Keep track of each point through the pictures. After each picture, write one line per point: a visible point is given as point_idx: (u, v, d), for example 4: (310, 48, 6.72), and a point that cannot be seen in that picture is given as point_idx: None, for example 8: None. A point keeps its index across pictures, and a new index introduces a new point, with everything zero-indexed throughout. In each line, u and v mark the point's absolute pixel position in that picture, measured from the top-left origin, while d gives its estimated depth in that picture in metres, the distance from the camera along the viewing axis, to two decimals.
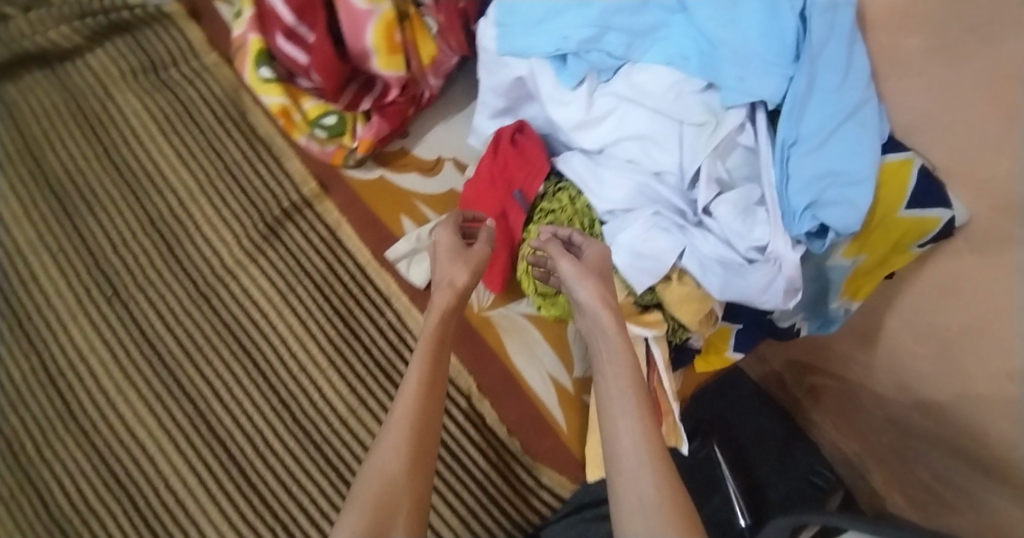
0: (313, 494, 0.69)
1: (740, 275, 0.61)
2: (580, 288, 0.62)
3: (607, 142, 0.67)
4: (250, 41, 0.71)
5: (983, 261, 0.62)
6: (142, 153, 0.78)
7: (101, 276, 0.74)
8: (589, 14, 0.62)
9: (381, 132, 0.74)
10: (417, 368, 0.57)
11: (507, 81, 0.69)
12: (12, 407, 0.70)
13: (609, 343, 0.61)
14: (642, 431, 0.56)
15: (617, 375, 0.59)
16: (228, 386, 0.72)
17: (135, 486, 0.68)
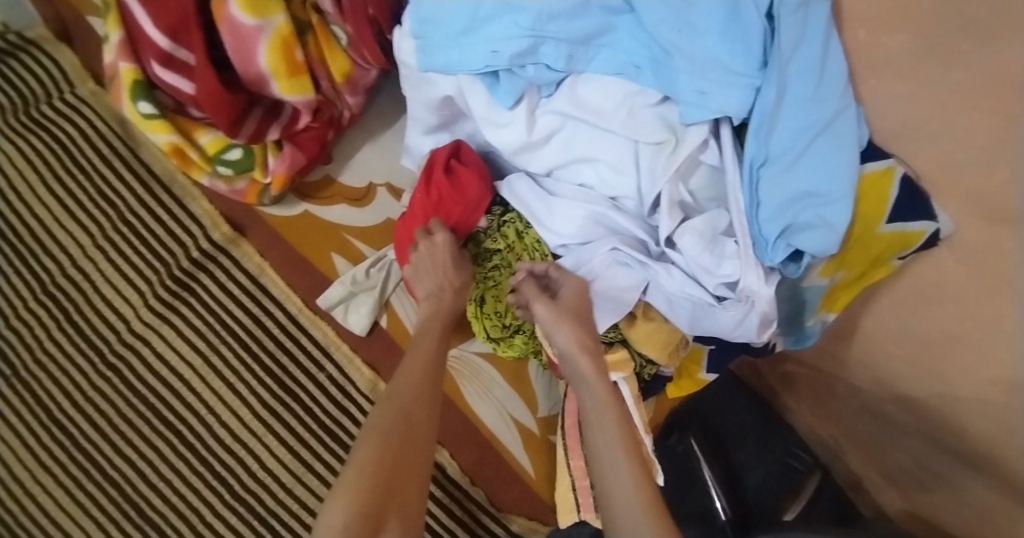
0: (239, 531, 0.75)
1: (710, 314, 0.56)
2: (557, 329, 0.59)
3: (556, 165, 0.60)
4: (121, 70, 0.59)
5: (972, 272, 0.56)
6: (59, 202, 0.84)
7: (44, 334, 0.81)
8: (521, 22, 0.51)
9: (296, 163, 0.65)
10: (404, 390, 0.56)
11: (435, 99, 0.60)
12: None
13: (593, 396, 0.58)
14: (629, 471, 0.53)
15: (603, 425, 0.57)
16: (149, 436, 0.79)
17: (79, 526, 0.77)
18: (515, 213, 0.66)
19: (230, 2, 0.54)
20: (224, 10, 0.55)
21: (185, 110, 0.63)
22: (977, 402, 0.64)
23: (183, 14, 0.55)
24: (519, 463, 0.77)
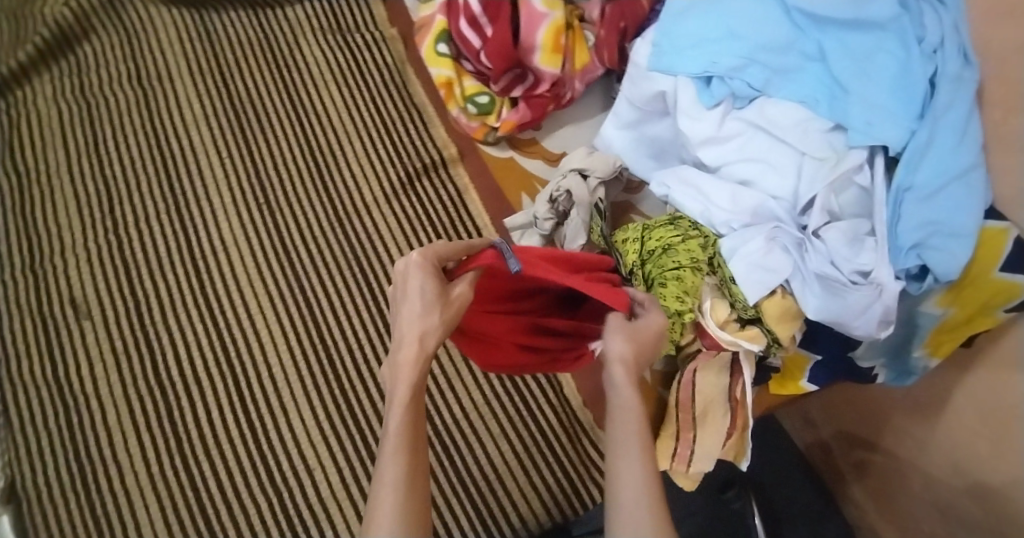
0: (359, 399, 0.87)
1: (841, 295, 0.65)
2: (610, 330, 0.53)
3: (727, 161, 0.74)
4: (436, 21, 0.84)
5: None
6: (315, 95, 1.04)
7: (279, 191, 0.98)
8: (742, 47, 0.71)
9: (524, 118, 0.82)
10: (396, 430, 0.42)
11: (649, 93, 0.78)
12: (153, 267, 0.92)
13: (622, 398, 0.48)
14: (647, 485, 0.42)
15: (627, 424, 0.46)
16: (325, 282, 0.93)
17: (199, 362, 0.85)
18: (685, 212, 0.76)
19: None
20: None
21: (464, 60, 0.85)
22: None
23: None
24: None
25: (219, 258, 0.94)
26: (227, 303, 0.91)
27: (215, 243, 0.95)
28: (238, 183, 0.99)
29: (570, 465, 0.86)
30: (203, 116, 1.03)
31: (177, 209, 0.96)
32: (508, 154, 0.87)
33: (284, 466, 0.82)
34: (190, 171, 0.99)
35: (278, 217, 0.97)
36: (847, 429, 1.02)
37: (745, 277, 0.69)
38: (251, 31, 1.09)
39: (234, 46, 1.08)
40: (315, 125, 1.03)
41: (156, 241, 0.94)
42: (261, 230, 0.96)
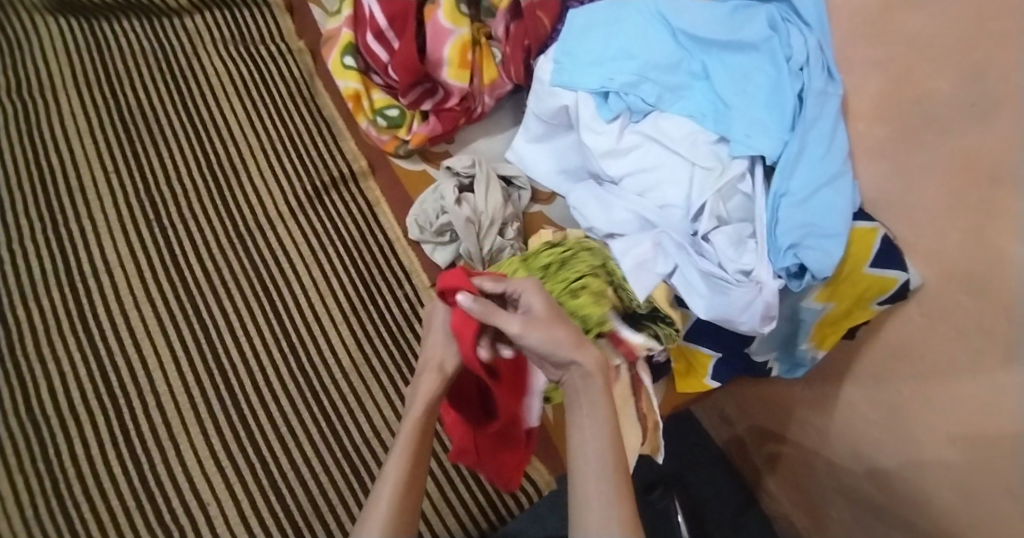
0: (262, 420, 0.82)
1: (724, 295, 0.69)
2: (542, 326, 0.48)
3: (625, 173, 0.77)
4: (342, 34, 0.83)
5: (935, 324, 0.68)
6: (215, 108, 1.01)
7: (172, 208, 0.94)
8: (634, 65, 0.74)
9: (434, 132, 0.83)
10: (409, 431, 0.50)
11: (553, 108, 0.80)
12: (26, 287, 0.85)
13: (592, 395, 0.47)
14: (618, 483, 0.44)
15: (595, 416, 0.46)
16: (225, 302, 0.89)
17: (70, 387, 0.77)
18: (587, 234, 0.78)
19: (442, 12, 0.80)
20: (436, 14, 0.81)
21: (372, 74, 0.86)
22: (940, 465, 0.72)
23: (406, 7, 0.80)
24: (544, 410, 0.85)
25: (98, 281, 0.87)
26: (111, 328, 0.85)
27: (96, 265, 0.88)
28: (125, 200, 0.93)
29: (484, 478, 0.85)
30: (89, 129, 0.97)
31: (56, 225, 0.89)
32: (420, 166, 0.90)
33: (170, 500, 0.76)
34: (71, 186, 0.92)
35: (171, 236, 0.92)
36: (760, 424, 1.05)
37: (633, 280, 0.72)
38: (144, 40, 1.04)
39: (125, 56, 1.02)
40: (216, 139, 0.99)
41: (29, 258, 0.86)
42: (148, 250, 0.90)
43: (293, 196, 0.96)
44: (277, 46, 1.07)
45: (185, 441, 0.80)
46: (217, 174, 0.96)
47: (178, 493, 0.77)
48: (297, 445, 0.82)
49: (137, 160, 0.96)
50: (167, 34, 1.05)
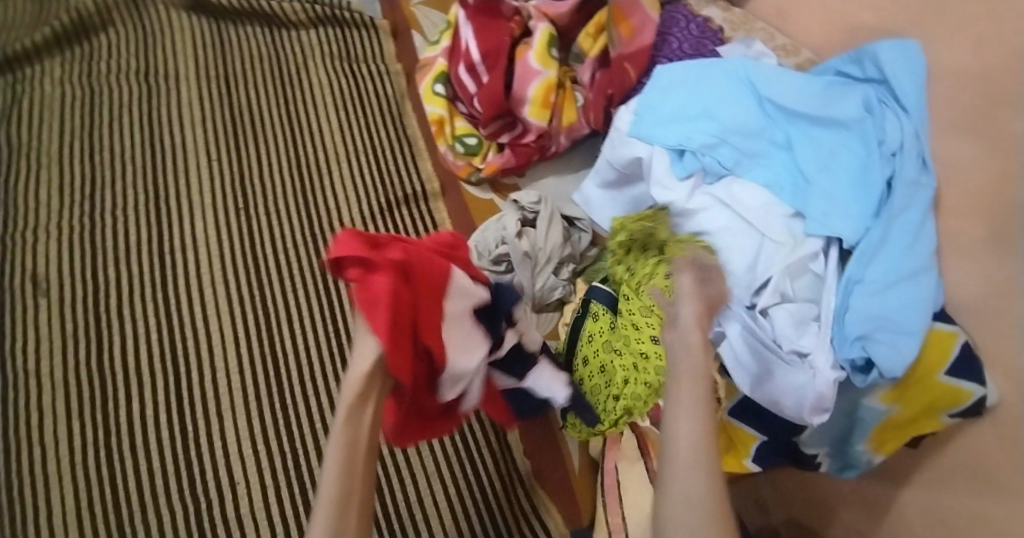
0: (272, 414, 0.76)
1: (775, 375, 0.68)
2: (684, 317, 0.53)
3: (691, 232, 0.74)
4: (437, 63, 0.88)
5: (1009, 447, 0.61)
6: (307, 108, 0.99)
7: (236, 185, 0.90)
8: (714, 127, 0.73)
9: (507, 164, 0.86)
10: (344, 429, 0.45)
11: (627, 158, 0.79)
12: (73, 226, 0.82)
13: (685, 359, 0.51)
14: (703, 422, 0.47)
15: (692, 382, 0.49)
16: (265, 293, 0.83)
17: (109, 338, 0.76)
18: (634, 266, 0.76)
19: (532, 54, 0.82)
20: (526, 55, 0.83)
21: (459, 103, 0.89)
22: None
23: (499, 45, 0.83)
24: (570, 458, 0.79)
25: (137, 239, 0.83)
26: (140, 289, 0.80)
27: (139, 223, 0.85)
28: (186, 164, 0.91)
29: (502, 511, 0.79)
30: (174, 95, 0.95)
31: (117, 173, 0.87)
32: (489, 196, 0.89)
33: (157, 486, 0.69)
34: (142, 139, 0.91)
35: (224, 205, 0.88)
36: (801, 518, 0.98)
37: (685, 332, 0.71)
38: (260, 40, 1.03)
39: (233, 40, 1.01)
40: (300, 137, 0.96)
41: (82, 199, 0.84)
42: (198, 216, 0.87)
43: (354, 186, 0.92)
44: (363, 29, 1.04)
45: (194, 417, 0.74)
46: (288, 152, 0.94)
47: (166, 478, 0.70)
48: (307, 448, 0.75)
49: (208, 124, 0.94)
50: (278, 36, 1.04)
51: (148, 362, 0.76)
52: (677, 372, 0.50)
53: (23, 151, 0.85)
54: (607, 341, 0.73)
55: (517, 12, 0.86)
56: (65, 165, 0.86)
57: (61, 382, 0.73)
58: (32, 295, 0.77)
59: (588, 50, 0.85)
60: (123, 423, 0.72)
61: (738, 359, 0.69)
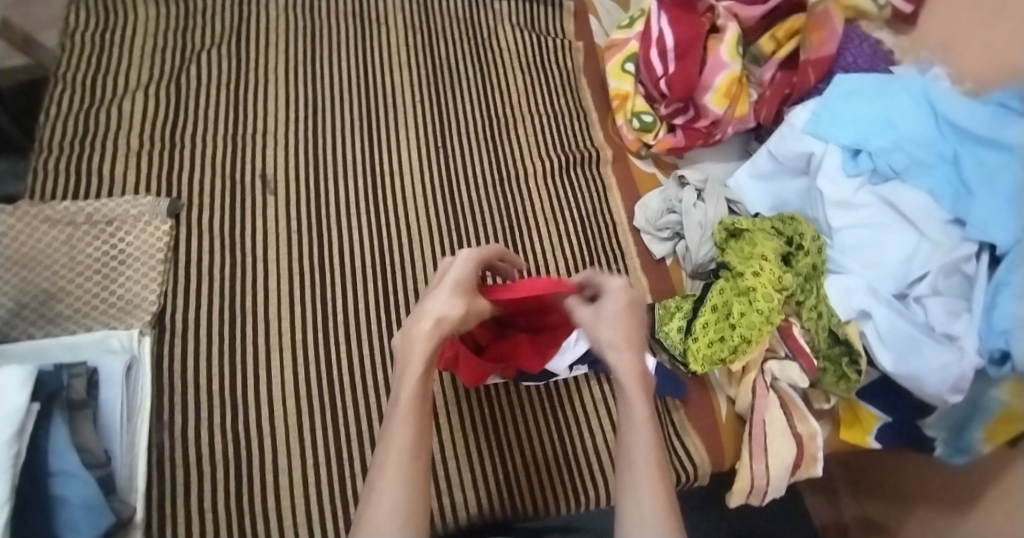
0: None
1: (917, 354, 0.74)
2: (607, 324, 0.59)
3: (852, 223, 0.83)
4: (630, 45, 1.00)
5: None
6: (493, 68, 1.04)
7: (424, 128, 0.97)
8: (892, 134, 0.83)
9: (677, 143, 0.95)
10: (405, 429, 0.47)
11: (797, 152, 0.88)
12: (293, 143, 0.92)
13: (629, 415, 0.54)
14: (647, 447, 0.51)
15: (629, 419, 0.53)
16: (451, 225, 0.90)
17: (326, 246, 0.86)
18: (779, 223, 0.87)
19: (725, 48, 0.92)
20: (718, 49, 0.93)
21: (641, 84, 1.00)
22: None
23: (694, 36, 0.92)
24: (717, 405, 0.88)
25: (346, 158, 0.92)
26: (349, 203, 0.90)
27: (347, 142, 0.93)
28: (385, 94, 0.98)
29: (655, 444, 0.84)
30: (378, 39, 1.02)
31: (331, 101, 0.96)
32: (652, 170, 1.00)
33: (365, 374, 0.80)
34: (350, 74, 0.98)
35: (419, 138, 0.96)
36: (873, 515, 1.06)
37: (837, 303, 0.80)
38: (459, 3, 1.08)
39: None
40: (486, 91, 1.02)
41: (300, 121, 0.93)
42: (396, 143, 0.95)
43: (534, 137, 0.99)
44: None
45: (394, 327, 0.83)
46: (475, 94, 1.01)
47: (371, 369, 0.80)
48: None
49: (404, 61, 1.01)
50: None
51: (354, 268, 0.85)
52: (622, 410, 0.55)
53: (251, 68, 0.95)
54: (729, 285, 0.81)
55: (709, 10, 0.96)
56: (288, 88, 0.95)
57: (283, 274, 0.84)
58: (262, 195, 0.88)
59: (770, 52, 0.96)
60: (337, 316, 0.82)
61: (885, 336, 0.77)
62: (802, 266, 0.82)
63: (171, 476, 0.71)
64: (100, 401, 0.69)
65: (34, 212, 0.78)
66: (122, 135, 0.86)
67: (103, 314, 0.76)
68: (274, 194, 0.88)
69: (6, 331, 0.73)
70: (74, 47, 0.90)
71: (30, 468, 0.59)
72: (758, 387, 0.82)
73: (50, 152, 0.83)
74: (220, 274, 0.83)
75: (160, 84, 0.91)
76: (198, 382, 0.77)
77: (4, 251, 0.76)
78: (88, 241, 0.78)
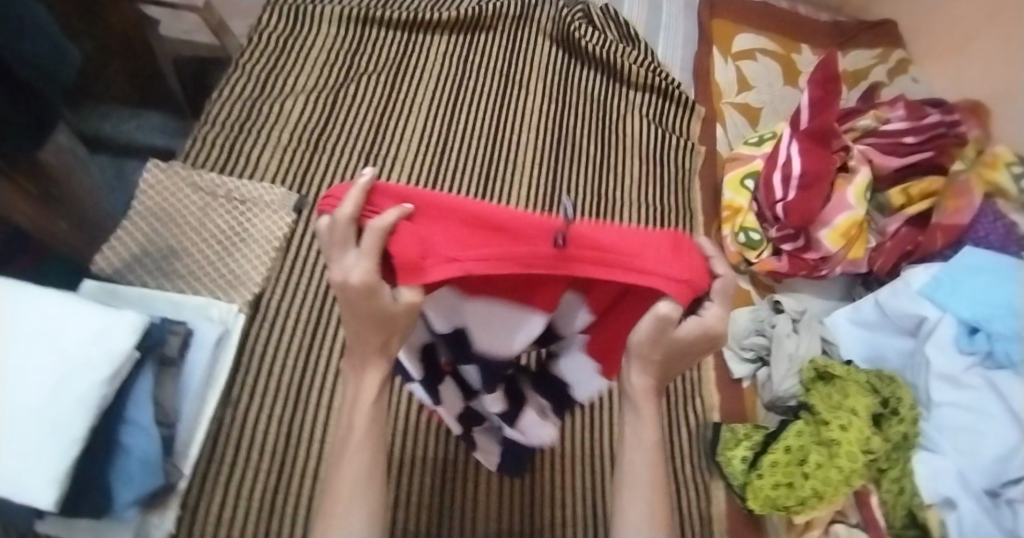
0: None
1: None
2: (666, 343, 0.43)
3: (953, 400, 0.79)
4: (755, 162, 1.01)
5: None
6: (612, 149, 1.08)
7: (536, 190, 1.00)
8: (1016, 322, 0.78)
9: (781, 268, 0.94)
10: (363, 433, 0.46)
11: (908, 312, 0.86)
12: (416, 173, 0.97)
13: (637, 429, 0.49)
14: (647, 469, 0.49)
15: (635, 436, 0.49)
16: None
17: None
18: (874, 377, 0.85)
19: (852, 191, 0.93)
20: (845, 189, 0.94)
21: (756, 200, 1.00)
22: None
23: (823, 170, 0.93)
24: None
25: (460, 198, 0.97)
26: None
27: (465, 184, 0.98)
28: (510, 150, 1.03)
29: None
30: (515, 100, 1.08)
31: (458, 145, 1.02)
32: (747, 286, 0.99)
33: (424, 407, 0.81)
34: (480, 126, 1.05)
35: (529, 197, 1.00)
36: None
37: (922, 479, 0.77)
38: (596, 83, 1.13)
39: (574, 73, 1.13)
40: (601, 169, 1.05)
41: (426, 156, 0.99)
42: (508, 196, 0.99)
43: (637, 224, 1.01)
44: (681, 89, 1.14)
45: None
46: (590, 168, 1.05)
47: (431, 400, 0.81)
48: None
49: (534, 124, 1.07)
50: (610, 80, 1.14)
51: None
52: (625, 422, 0.50)
53: (397, 97, 1.03)
54: (809, 430, 0.79)
55: (843, 148, 0.96)
56: (424, 124, 1.02)
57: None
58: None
59: (897, 205, 0.96)
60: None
61: (965, 531, 0.72)
62: (892, 431, 0.79)
63: (223, 452, 0.75)
64: (187, 361, 0.73)
65: (184, 175, 0.86)
66: (273, 130, 0.95)
67: (212, 282, 0.82)
68: None
69: (125, 273, 0.81)
70: (258, 45, 1.01)
71: (109, 413, 0.64)
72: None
73: (212, 127, 0.93)
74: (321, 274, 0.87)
75: (319, 94, 1.00)
76: (271, 369, 0.81)
77: (147, 202, 0.84)
78: (220, 213, 0.85)
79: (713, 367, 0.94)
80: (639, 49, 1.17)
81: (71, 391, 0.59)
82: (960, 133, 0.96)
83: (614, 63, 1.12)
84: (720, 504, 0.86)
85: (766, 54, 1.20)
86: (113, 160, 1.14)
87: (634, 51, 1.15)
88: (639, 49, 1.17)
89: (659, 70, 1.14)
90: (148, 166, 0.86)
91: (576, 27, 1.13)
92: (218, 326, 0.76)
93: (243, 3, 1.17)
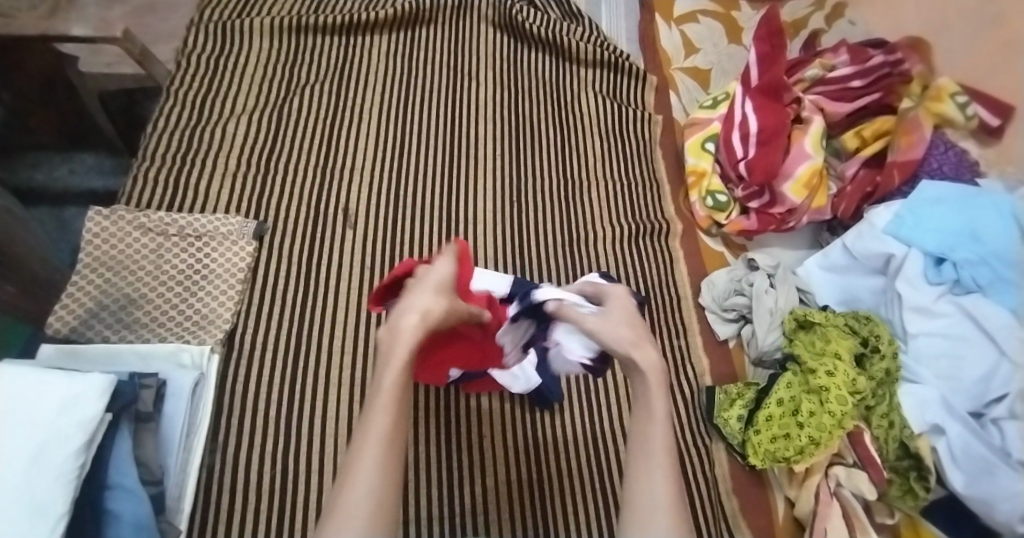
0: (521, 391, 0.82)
1: (990, 479, 0.70)
2: (620, 323, 0.51)
3: (929, 331, 0.79)
4: (712, 126, 1.04)
5: None
6: (572, 129, 1.07)
7: (502, 178, 0.99)
8: (980, 248, 0.80)
9: (751, 225, 0.97)
10: (394, 390, 0.43)
11: (876, 251, 0.86)
12: (378, 181, 0.95)
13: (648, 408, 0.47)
14: (663, 441, 0.45)
15: (647, 414, 0.47)
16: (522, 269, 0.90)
17: None
18: (853, 319, 0.84)
19: (809, 140, 0.97)
20: (802, 140, 0.98)
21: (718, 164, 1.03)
22: None
23: (778, 126, 0.97)
24: (774, 502, 0.83)
25: (426, 199, 0.95)
26: (424, 242, 0.91)
27: (428, 184, 0.96)
28: (470, 141, 1.02)
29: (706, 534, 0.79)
30: (466, 92, 1.07)
31: (416, 145, 1.00)
32: (720, 249, 1.01)
33: (419, 420, 0.78)
34: (436, 122, 1.03)
35: (497, 185, 0.98)
36: None
37: (910, 414, 0.76)
38: (544, 64, 1.13)
39: (521, 58, 1.13)
40: (563, 149, 1.04)
41: (386, 162, 0.97)
42: (475, 190, 0.97)
43: (607, 199, 1.01)
44: (630, 60, 1.14)
45: None
46: (553, 149, 1.04)
47: (428, 408, 0.79)
48: (543, 422, 0.81)
49: (489, 112, 1.05)
50: (558, 62, 1.13)
51: None
52: (635, 403, 0.48)
53: (346, 107, 1.01)
54: (797, 380, 0.80)
55: (795, 101, 1.02)
56: (379, 128, 1.01)
57: (352, 307, 0.85)
58: (342, 227, 0.90)
59: (852, 148, 1.00)
60: None
61: (957, 455, 0.72)
62: (876, 369, 0.78)
63: (216, 501, 0.70)
64: (164, 413, 0.68)
65: (130, 218, 0.82)
66: (221, 158, 0.92)
67: (179, 326, 0.78)
68: (356, 225, 0.91)
69: (83, 330, 0.76)
70: (188, 69, 0.98)
71: (90, 481, 0.59)
72: (821, 493, 0.77)
73: (151, 163, 0.88)
74: (292, 300, 0.84)
75: (262, 112, 0.98)
76: (257, 403, 0.77)
77: (94, 252, 0.79)
78: (176, 252, 0.81)
79: (699, 332, 0.95)
80: (582, 26, 1.17)
81: (44, 471, 0.54)
82: (904, 71, 1.00)
83: (559, 42, 1.12)
84: (724, 465, 0.85)
85: (707, 15, 1.23)
86: (53, 213, 1.07)
87: (578, 29, 1.15)
88: (584, 27, 1.17)
89: (606, 44, 1.15)
90: (90, 213, 0.81)
91: (517, 10, 1.13)
92: (192, 372, 0.72)
93: (164, 27, 1.12)
